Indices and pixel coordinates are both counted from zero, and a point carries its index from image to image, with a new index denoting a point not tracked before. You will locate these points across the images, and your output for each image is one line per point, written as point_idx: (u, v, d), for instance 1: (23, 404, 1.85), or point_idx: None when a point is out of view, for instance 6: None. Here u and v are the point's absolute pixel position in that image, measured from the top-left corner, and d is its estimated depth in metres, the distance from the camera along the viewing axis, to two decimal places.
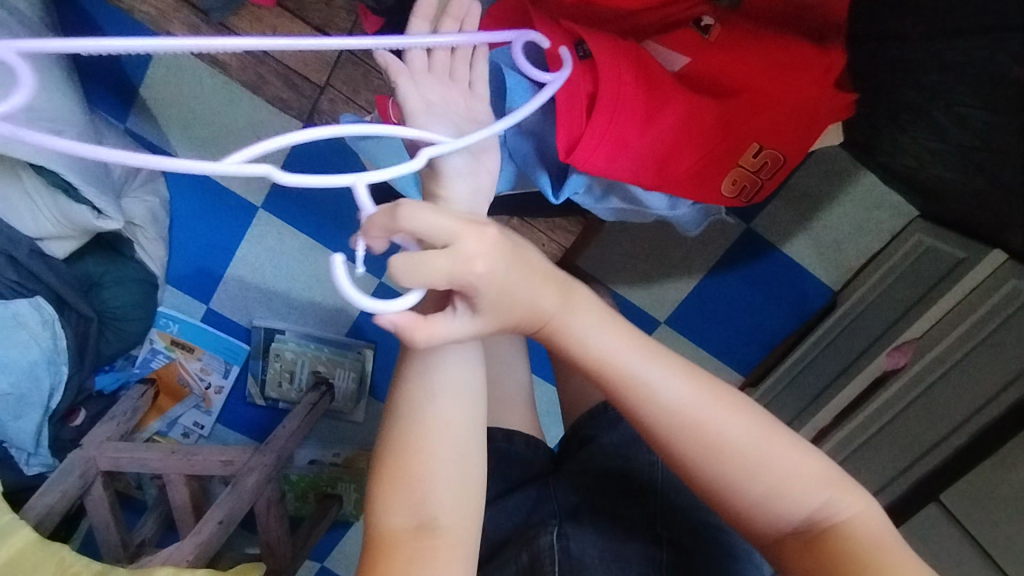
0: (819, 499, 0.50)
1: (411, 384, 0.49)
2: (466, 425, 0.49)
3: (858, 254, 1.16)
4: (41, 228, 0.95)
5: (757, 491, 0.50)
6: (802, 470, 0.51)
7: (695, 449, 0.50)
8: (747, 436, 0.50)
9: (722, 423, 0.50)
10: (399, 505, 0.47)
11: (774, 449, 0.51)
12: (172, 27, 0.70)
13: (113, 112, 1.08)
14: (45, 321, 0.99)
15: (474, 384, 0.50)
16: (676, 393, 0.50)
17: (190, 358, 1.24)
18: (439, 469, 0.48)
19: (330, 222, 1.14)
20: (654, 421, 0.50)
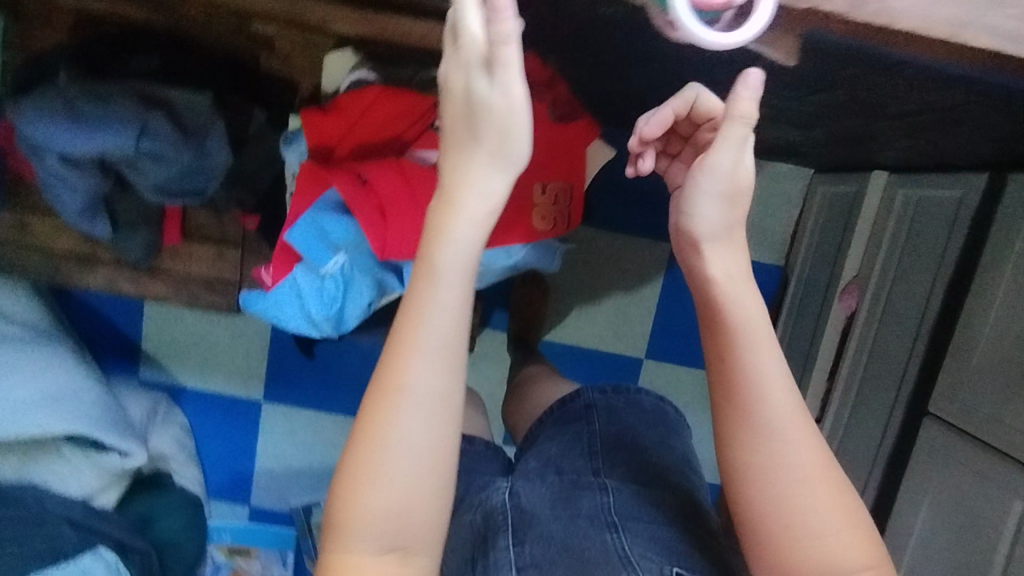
0: (838, 555, 0.42)
1: (338, 501, 0.43)
2: (433, 455, 0.43)
3: (783, 226, 1.22)
4: (86, 486, 1.12)
5: (783, 538, 0.42)
6: (831, 516, 0.42)
7: (750, 454, 0.43)
8: (808, 467, 0.42)
9: (779, 443, 0.43)
10: (369, 515, 0.42)
11: (833, 526, 0.42)
12: (120, 285, 0.85)
13: (126, 372, 1.27)
14: (111, 566, 1.11)
15: (391, 515, 0.42)
16: (761, 378, 0.43)
17: (249, 560, 1.34)
18: (404, 507, 0.42)
19: (323, 386, 1.29)
20: (734, 433, 0.44)
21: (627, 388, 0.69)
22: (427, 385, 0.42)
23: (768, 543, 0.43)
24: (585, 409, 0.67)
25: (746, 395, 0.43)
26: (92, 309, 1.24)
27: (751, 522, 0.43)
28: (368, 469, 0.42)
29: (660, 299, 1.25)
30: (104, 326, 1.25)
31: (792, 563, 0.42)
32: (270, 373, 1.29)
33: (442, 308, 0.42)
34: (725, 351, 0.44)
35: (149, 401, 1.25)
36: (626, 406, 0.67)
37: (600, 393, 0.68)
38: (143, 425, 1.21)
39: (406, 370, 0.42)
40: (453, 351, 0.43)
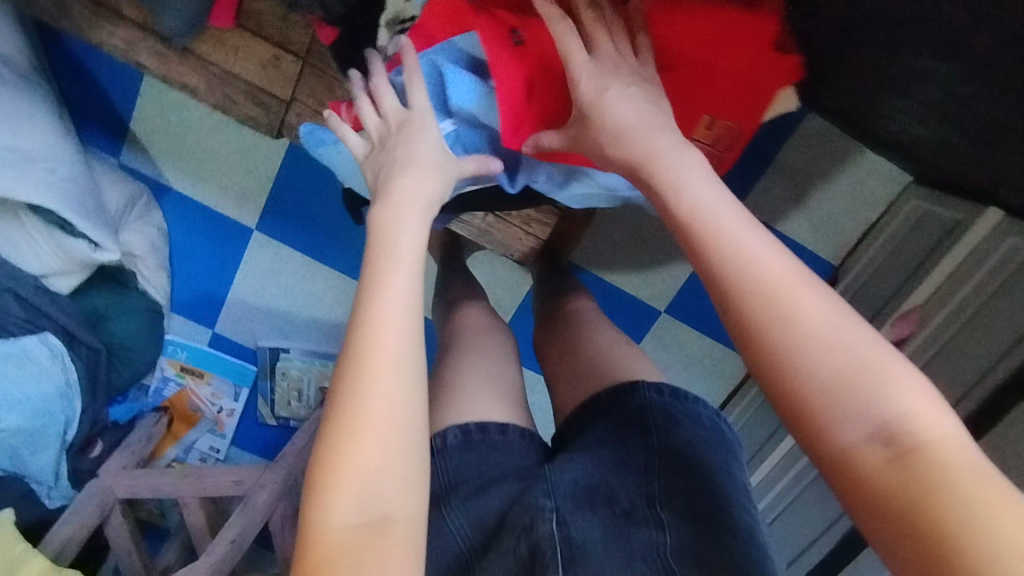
0: (868, 368, 0.45)
1: (320, 471, 0.48)
2: (398, 415, 0.49)
3: (855, 226, 1.13)
4: (43, 265, 0.98)
5: (817, 391, 0.45)
6: (849, 338, 0.46)
7: (762, 318, 0.47)
8: (822, 323, 0.46)
9: (784, 295, 0.47)
10: (350, 473, 0.48)
11: (854, 349, 0.45)
12: (142, 57, 0.68)
13: (108, 148, 1.11)
14: (55, 355, 1.03)
15: (372, 459, 0.48)
16: (745, 253, 0.49)
17: (200, 383, 1.28)
18: (376, 469, 0.48)
19: (324, 236, 1.17)
20: (730, 302, 0.49)
21: (686, 395, 0.72)
22: (392, 348, 0.51)
23: (808, 400, 0.46)
24: (642, 411, 0.70)
25: (743, 273, 0.48)
26: (79, 64, 1.04)
27: (783, 387, 0.46)
28: (343, 432, 0.49)
29: None
30: (92, 89, 1.06)
31: (835, 412, 0.45)
32: (271, 205, 1.15)
33: (395, 295, 0.52)
34: (709, 248, 0.50)
35: (128, 188, 1.09)
36: (685, 419, 0.69)
37: (658, 394, 0.71)
38: (118, 215, 1.07)
39: (371, 348, 0.50)
40: (409, 318, 0.52)
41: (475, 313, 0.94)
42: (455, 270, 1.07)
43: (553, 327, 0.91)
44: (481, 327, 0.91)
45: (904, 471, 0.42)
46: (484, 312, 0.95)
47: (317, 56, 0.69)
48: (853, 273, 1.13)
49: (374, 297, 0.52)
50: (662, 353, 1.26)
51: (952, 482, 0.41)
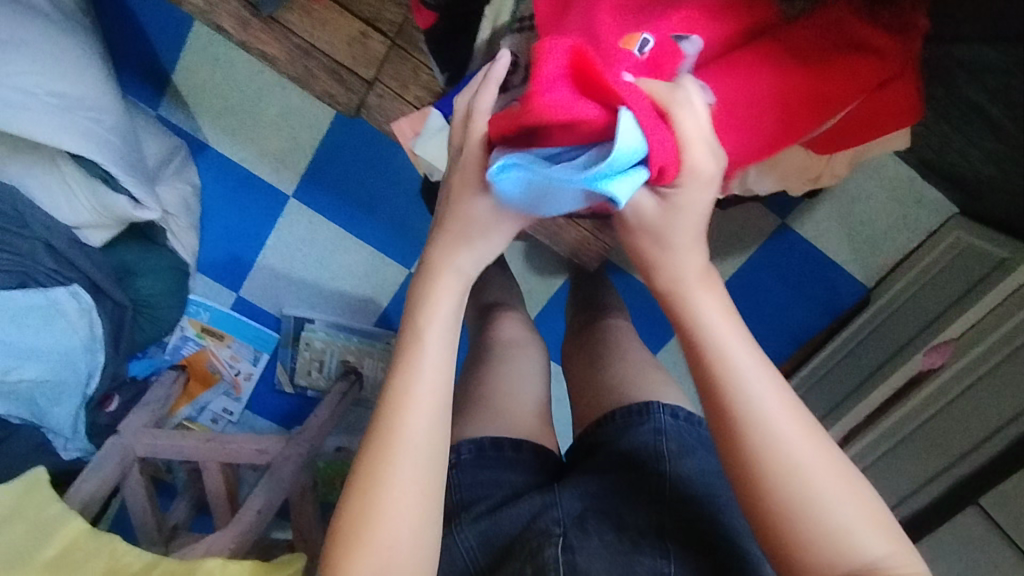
0: (836, 482, 0.46)
1: (342, 542, 0.49)
2: (423, 488, 0.50)
3: (893, 251, 1.10)
4: (79, 217, 0.96)
5: (772, 478, 0.46)
6: (816, 450, 0.47)
7: (725, 403, 0.49)
8: (780, 413, 0.48)
9: (768, 399, 0.48)
10: (366, 559, 0.48)
11: (825, 464, 0.47)
12: (222, 20, 0.64)
13: (146, 98, 1.07)
14: (83, 309, 1.00)
15: (387, 544, 0.48)
16: (717, 335, 0.50)
17: (220, 345, 1.27)
18: (395, 539, 0.49)
19: (359, 210, 1.14)
20: (716, 395, 0.49)
21: (699, 422, 0.72)
22: (423, 417, 0.51)
23: (765, 488, 0.47)
24: (654, 436, 0.69)
25: (711, 358, 0.50)
26: (124, 7, 0.99)
27: (762, 491, 0.47)
28: (363, 509, 0.49)
29: (739, 269, 1.18)
30: (135, 32, 1.01)
31: (778, 499, 0.46)
32: (311, 171, 1.11)
33: (430, 365, 0.52)
34: (700, 346, 0.50)
35: (167, 146, 1.06)
36: (698, 445, 0.70)
37: (671, 418, 0.71)
38: (155, 168, 1.03)
39: (405, 435, 0.50)
40: (436, 395, 0.52)
41: (509, 324, 0.92)
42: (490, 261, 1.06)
43: (586, 335, 0.90)
44: (514, 340, 0.89)
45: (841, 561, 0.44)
46: (520, 324, 0.93)
47: (407, 38, 0.66)
48: (884, 299, 1.12)
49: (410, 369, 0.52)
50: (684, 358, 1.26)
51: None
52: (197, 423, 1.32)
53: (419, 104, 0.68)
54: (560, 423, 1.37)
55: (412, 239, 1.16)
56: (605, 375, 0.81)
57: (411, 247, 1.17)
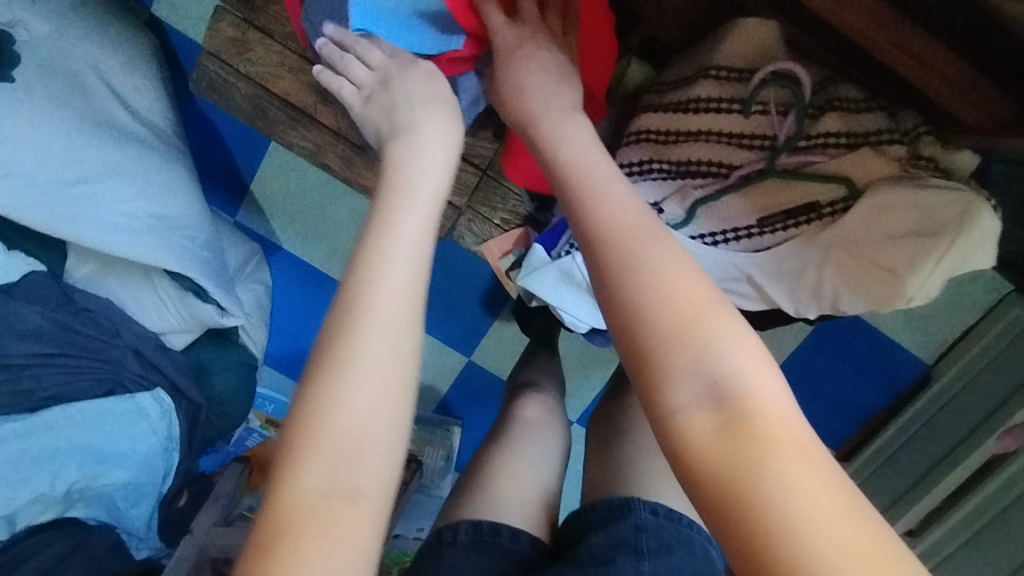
0: (722, 339, 0.44)
1: (311, 404, 0.47)
2: (403, 351, 0.49)
3: (952, 328, 1.11)
4: (165, 324, 1.03)
5: (660, 344, 0.44)
6: (698, 298, 0.45)
7: (623, 283, 0.46)
8: (672, 282, 0.45)
9: (654, 255, 0.46)
10: (338, 422, 0.46)
11: (713, 320, 0.44)
12: (329, 161, 0.70)
13: (225, 207, 1.15)
14: (165, 411, 1.04)
15: (370, 397, 0.47)
16: (613, 216, 0.49)
17: (283, 436, 1.29)
18: (357, 436, 0.46)
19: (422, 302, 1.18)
20: (590, 238, 0.48)
21: (680, 518, 0.72)
22: (389, 317, 0.49)
23: (650, 352, 0.44)
24: (634, 532, 0.68)
25: (602, 233, 0.48)
26: (211, 128, 1.07)
27: (651, 342, 0.44)
28: (341, 359, 0.48)
29: (795, 349, 1.19)
30: (218, 149, 1.09)
31: (671, 370, 0.43)
32: None
33: (402, 255, 0.51)
34: (580, 206, 0.50)
35: (246, 248, 1.13)
36: (679, 544, 0.69)
37: (652, 514, 0.71)
38: (234, 273, 1.10)
39: (370, 314, 0.48)
40: (426, 220, 0.53)
41: (536, 405, 0.92)
42: (544, 348, 1.07)
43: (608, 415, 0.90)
44: (538, 423, 0.89)
45: (722, 432, 0.41)
46: (545, 407, 0.93)
47: (497, 169, 0.71)
48: (948, 378, 1.12)
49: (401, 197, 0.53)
50: None
51: (772, 439, 0.40)
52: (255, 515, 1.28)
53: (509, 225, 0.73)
54: None
55: (470, 328, 1.19)
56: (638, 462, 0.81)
57: (470, 335, 1.20)
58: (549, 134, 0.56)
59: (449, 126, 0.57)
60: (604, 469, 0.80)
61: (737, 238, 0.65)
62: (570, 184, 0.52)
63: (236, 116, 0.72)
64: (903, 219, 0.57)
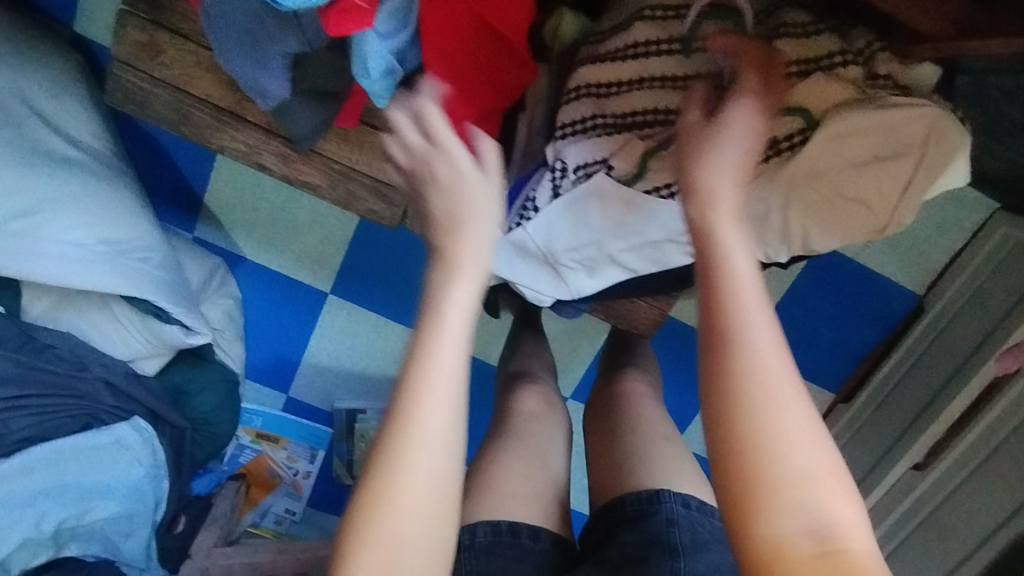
0: (816, 471, 0.45)
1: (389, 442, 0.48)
2: (448, 436, 0.49)
3: (940, 255, 1.08)
4: (132, 351, 0.99)
5: (771, 475, 0.45)
6: (807, 434, 0.46)
7: (754, 412, 0.46)
8: (791, 415, 0.46)
9: (774, 379, 0.46)
10: (414, 457, 0.48)
11: (811, 452, 0.45)
12: (267, 161, 0.66)
13: (181, 223, 1.10)
14: (145, 440, 1.01)
15: (442, 432, 0.49)
16: (760, 341, 0.47)
17: (276, 448, 1.27)
18: (399, 512, 0.47)
19: (399, 295, 1.15)
20: (717, 351, 0.47)
21: (710, 512, 0.75)
22: (444, 376, 0.49)
23: (754, 478, 0.45)
24: (667, 527, 0.70)
25: (746, 353, 0.47)
26: (153, 142, 1.03)
27: (752, 467, 0.45)
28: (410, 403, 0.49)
29: (783, 298, 1.16)
30: (165, 163, 1.05)
31: (783, 502, 0.44)
32: (346, 267, 1.13)
33: (468, 280, 0.52)
34: (712, 300, 0.48)
35: (208, 263, 1.09)
36: (710, 538, 0.71)
37: (683, 506, 0.73)
38: (199, 290, 1.06)
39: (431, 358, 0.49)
40: (481, 274, 0.53)
41: (533, 397, 0.90)
42: (525, 328, 1.05)
43: (604, 406, 0.90)
44: (535, 416, 0.87)
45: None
46: (541, 399, 0.91)
47: None
48: (937, 309, 1.10)
49: (457, 248, 0.53)
50: None
51: None
52: (261, 528, 1.32)
53: None
54: None
55: None
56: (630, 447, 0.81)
57: None
58: (720, 243, 0.50)
59: (484, 159, 0.56)
60: None
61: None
62: (720, 290, 0.48)
63: (159, 125, 0.67)
64: (874, 142, 0.56)
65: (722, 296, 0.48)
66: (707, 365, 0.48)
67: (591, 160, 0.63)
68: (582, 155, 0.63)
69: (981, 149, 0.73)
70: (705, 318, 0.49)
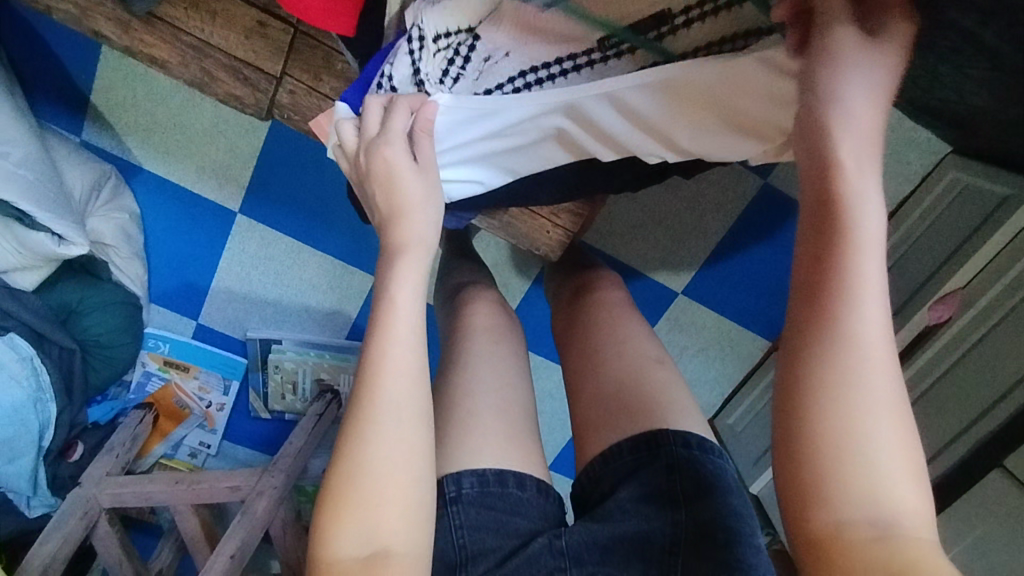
0: (895, 468, 0.39)
1: (363, 374, 0.49)
2: (418, 410, 0.49)
3: (887, 199, 1.02)
4: (3, 262, 0.89)
5: (847, 465, 0.39)
6: (895, 425, 0.39)
7: (839, 391, 0.39)
8: (889, 404, 0.39)
9: (871, 363, 0.39)
10: (387, 384, 0.49)
11: (897, 445, 0.39)
12: (100, 27, 0.59)
13: (65, 124, 0.99)
14: (22, 359, 0.95)
15: (410, 352, 0.50)
16: (874, 321, 0.39)
17: (187, 377, 1.19)
18: (389, 496, 0.46)
19: (314, 217, 1.06)
20: (823, 314, 0.40)
21: (712, 447, 0.62)
22: (410, 299, 0.51)
23: (822, 460, 0.39)
24: (667, 476, 0.59)
25: (857, 346, 0.39)
26: (25, 27, 0.91)
27: (820, 450, 0.39)
28: (379, 329, 0.50)
29: None
30: (41, 52, 0.93)
31: (847, 495, 0.39)
32: (256, 184, 1.03)
33: (417, 206, 0.55)
34: (833, 258, 0.40)
35: (97, 170, 0.98)
36: (714, 481, 0.59)
37: (685, 449, 0.60)
38: (82, 202, 0.96)
39: (396, 286, 0.52)
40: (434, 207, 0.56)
41: (487, 316, 0.78)
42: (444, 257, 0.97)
43: (574, 327, 0.78)
44: (495, 338, 0.75)
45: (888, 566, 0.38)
46: (496, 315, 0.79)
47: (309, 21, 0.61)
48: None
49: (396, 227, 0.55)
50: (678, 338, 1.17)
51: None
52: (175, 460, 1.24)
53: (337, 95, 0.63)
54: (553, 423, 1.26)
55: (370, 243, 1.07)
56: (597, 386, 0.69)
57: (372, 250, 1.08)
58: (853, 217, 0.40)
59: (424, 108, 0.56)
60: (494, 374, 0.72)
61: (592, 64, 0.52)
62: (836, 256, 0.40)
63: None
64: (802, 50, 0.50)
65: (842, 266, 0.39)
66: (803, 346, 0.40)
67: (454, 29, 0.54)
68: (441, 23, 0.54)
69: (926, 71, 0.67)
70: (809, 284, 0.41)
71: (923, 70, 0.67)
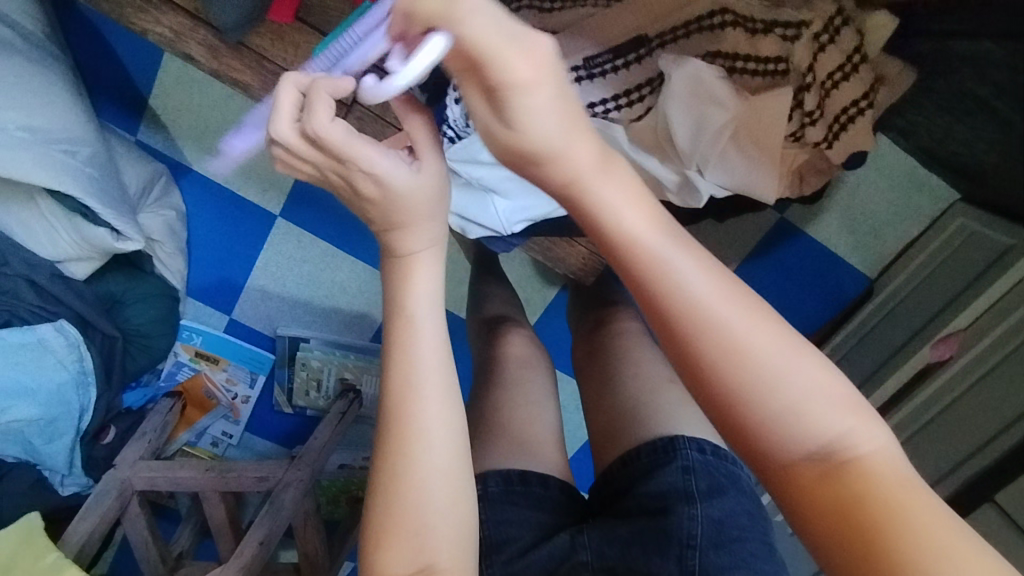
0: (798, 394, 0.38)
1: (387, 456, 0.45)
2: (454, 423, 0.46)
3: (896, 240, 1.07)
4: (59, 252, 0.96)
5: (769, 426, 0.38)
6: (781, 360, 0.38)
7: (711, 357, 0.38)
8: (779, 360, 0.38)
9: (709, 325, 0.38)
10: (414, 470, 0.44)
11: (798, 379, 0.38)
12: (191, 50, 0.66)
13: (125, 125, 1.05)
14: (70, 343, 0.99)
15: (435, 426, 0.45)
16: (704, 300, 0.38)
17: (216, 369, 1.24)
18: (430, 523, 0.44)
19: (350, 225, 1.11)
20: (645, 301, 0.39)
21: (725, 455, 0.66)
22: (429, 370, 0.46)
23: (729, 421, 0.39)
24: (682, 475, 0.63)
25: (690, 315, 0.38)
26: (94, 32, 0.97)
27: (722, 418, 0.39)
28: (397, 405, 0.45)
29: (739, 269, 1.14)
30: (108, 59, 0.99)
31: (773, 445, 0.38)
32: (296, 191, 1.08)
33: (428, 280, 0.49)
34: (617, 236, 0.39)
35: (150, 169, 1.04)
36: (728, 483, 0.64)
37: (699, 452, 0.65)
38: (136, 198, 1.01)
39: (410, 353, 0.46)
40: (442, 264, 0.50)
41: (514, 336, 0.83)
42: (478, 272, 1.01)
43: (594, 350, 0.83)
44: (521, 354, 0.81)
45: (844, 500, 0.37)
46: (526, 339, 0.84)
47: None
48: (887, 292, 1.09)
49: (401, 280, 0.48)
50: None
51: (902, 498, 0.37)
52: (198, 448, 1.29)
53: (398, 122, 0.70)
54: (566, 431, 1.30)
55: None
56: (621, 401, 0.74)
57: None
58: (593, 190, 0.39)
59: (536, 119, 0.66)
60: (522, 384, 0.77)
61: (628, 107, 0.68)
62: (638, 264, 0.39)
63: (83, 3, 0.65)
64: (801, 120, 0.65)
65: (641, 268, 0.39)
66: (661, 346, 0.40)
67: None
68: None
69: (942, 129, 0.71)
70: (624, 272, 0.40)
71: (939, 127, 0.71)
